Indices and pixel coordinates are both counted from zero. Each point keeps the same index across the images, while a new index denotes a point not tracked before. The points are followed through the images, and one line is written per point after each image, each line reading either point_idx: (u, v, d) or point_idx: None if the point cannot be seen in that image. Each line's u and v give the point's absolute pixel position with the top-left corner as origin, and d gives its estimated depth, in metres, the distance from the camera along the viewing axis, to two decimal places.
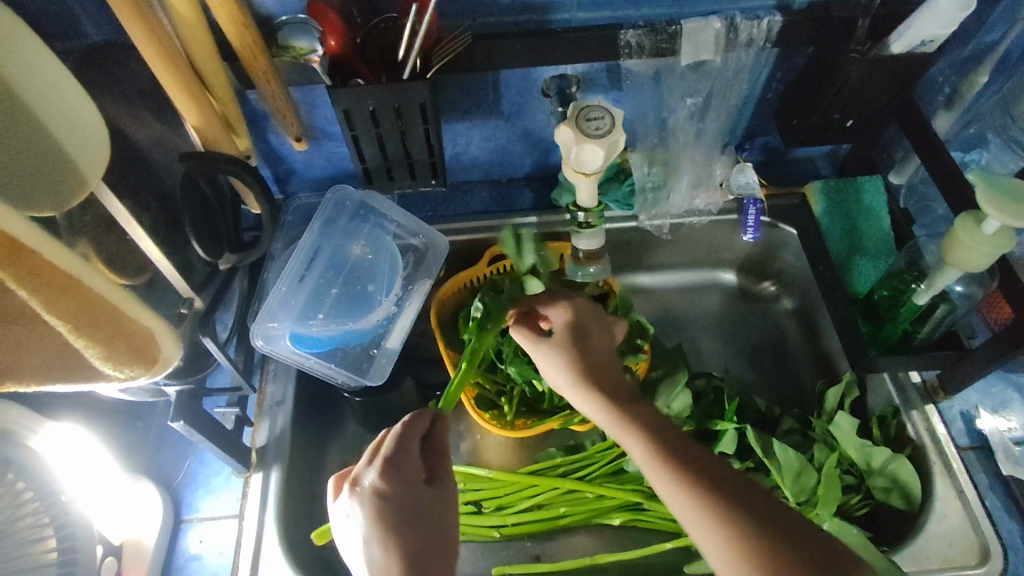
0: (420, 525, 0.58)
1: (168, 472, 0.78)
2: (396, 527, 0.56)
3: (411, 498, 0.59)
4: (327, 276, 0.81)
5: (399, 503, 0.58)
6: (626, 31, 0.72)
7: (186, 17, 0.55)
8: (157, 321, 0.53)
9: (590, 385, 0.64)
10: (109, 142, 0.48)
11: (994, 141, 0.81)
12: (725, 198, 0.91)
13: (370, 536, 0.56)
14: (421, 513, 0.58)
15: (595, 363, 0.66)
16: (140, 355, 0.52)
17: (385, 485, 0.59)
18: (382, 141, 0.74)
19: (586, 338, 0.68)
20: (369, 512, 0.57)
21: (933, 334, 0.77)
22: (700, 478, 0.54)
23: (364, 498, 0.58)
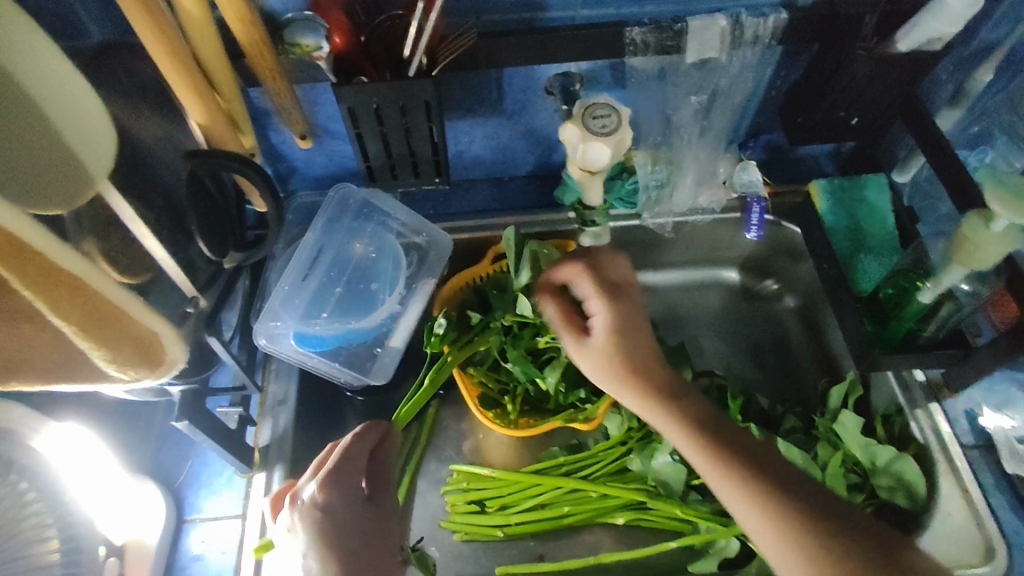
0: (359, 539, 0.62)
1: (169, 472, 0.78)
2: (332, 539, 0.60)
3: (349, 513, 0.63)
4: (330, 274, 0.81)
5: (335, 518, 0.62)
6: (632, 29, 0.72)
7: (191, 13, 0.54)
8: (162, 325, 0.52)
9: (640, 389, 0.64)
10: (117, 144, 0.47)
11: (1001, 139, 0.80)
12: (729, 196, 0.91)
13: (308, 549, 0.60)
14: (358, 523, 0.63)
15: (637, 363, 0.65)
16: (145, 357, 0.52)
17: (324, 499, 0.62)
18: (386, 140, 0.74)
19: (636, 334, 0.66)
20: (308, 526, 0.61)
21: (938, 333, 0.77)
22: (767, 487, 0.57)
23: (303, 511, 0.61)
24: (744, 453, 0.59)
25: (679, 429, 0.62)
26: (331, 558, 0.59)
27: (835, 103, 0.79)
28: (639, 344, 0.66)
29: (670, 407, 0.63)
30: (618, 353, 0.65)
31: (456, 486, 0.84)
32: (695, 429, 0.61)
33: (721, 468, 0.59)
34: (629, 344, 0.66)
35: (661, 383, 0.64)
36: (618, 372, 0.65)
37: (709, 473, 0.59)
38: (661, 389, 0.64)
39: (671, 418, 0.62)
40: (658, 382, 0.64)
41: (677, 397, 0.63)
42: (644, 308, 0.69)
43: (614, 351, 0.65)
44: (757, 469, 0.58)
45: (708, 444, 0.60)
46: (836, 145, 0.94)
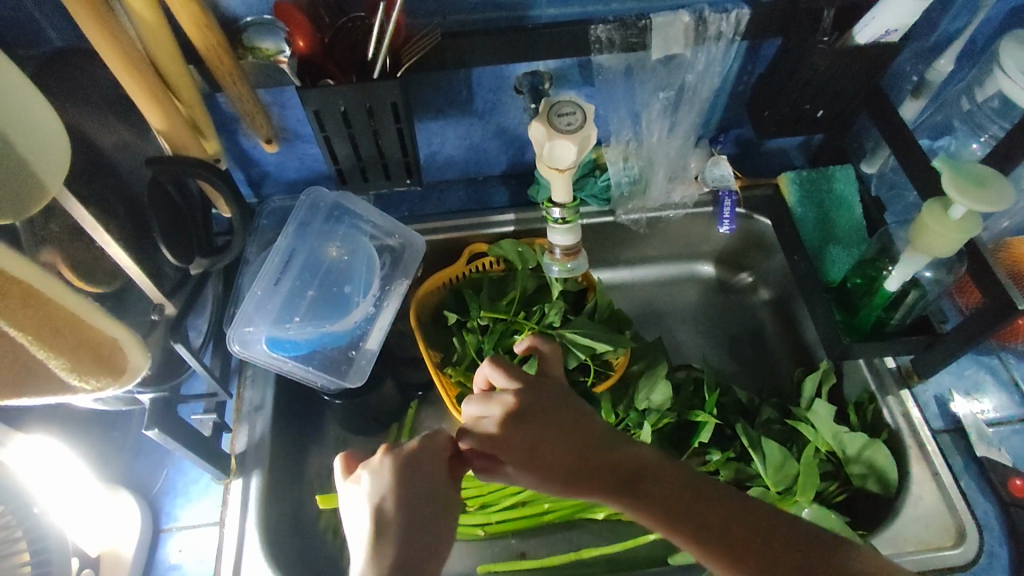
0: (435, 500, 0.55)
1: (146, 481, 0.77)
2: (415, 488, 0.54)
3: (437, 475, 0.56)
4: (303, 278, 0.81)
5: (423, 476, 0.55)
6: (597, 26, 0.73)
7: (146, 19, 0.54)
8: (121, 330, 0.52)
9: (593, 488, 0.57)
10: (70, 150, 0.47)
11: (961, 129, 0.83)
12: (700, 190, 0.91)
13: (390, 491, 0.54)
14: (438, 492, 0.55)
15: (576, 464, 0.57)
16: (108, 365, 0.51)
17: (419, 459, 0.56)
18: (354, 142, 0.74)
19: (547, 448, 0.57)
20: (389, 474, 0.55)
21: (906, 319, 0.78)
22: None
23: (398, 462, 0.56)
24: (724, 524, 0.55)
25: (662, 524, 0.55)
26: (406, 514, 0.53)
27: (800, 95, 0.80)
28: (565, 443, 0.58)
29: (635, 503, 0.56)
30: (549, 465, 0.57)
31: None
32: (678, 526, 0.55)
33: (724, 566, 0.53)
34: (557, 449, 0.57)
35: (614, 478, 0.57)
36: (561, 485, 0.57)
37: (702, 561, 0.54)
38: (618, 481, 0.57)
39: (644, 515, 0.56)
40: (612, 482, 0.57)
41: (638, 491, 0.56)
42: (544, 399, 0.60)
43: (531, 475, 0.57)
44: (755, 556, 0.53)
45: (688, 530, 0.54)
46: (805, 138, 0.95)
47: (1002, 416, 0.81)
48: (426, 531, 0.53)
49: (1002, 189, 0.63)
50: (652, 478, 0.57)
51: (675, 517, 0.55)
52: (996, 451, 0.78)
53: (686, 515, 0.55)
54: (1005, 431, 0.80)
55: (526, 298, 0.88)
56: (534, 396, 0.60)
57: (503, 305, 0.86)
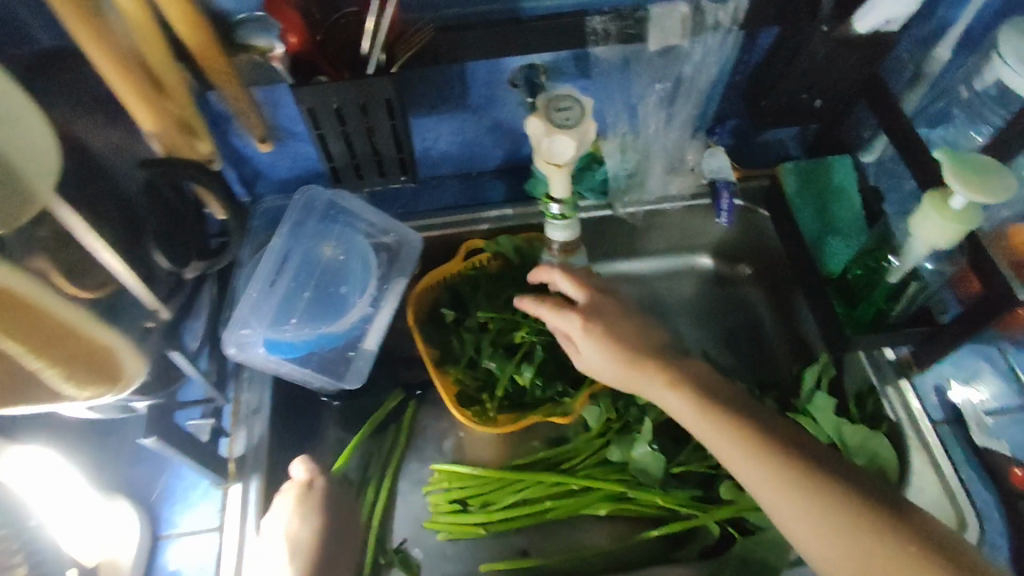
0: (339, 538, 0.75)
1: (143, 488, 0.76)
2: (324, 516, 0.74)
3: (337, 506, 0.76)
4: (298, 279, 0.79)
5: (328, 512, 0.75)
6: (593, 18, 0.71)
7: (132, 15, 0.52)
8: (118, 339, 0.56)
9: (652, 374, 0.70)
10: (58, 154, 0.46)
11: (959, 117, 0.82)
12: (697, 182, 0.91)
13: (301, 522, 0.72)
14: (338, 527, 0.76)
15: (643, 357, 0.71)
16: (100, 373, 0.56)
17: (300, 520, 0.72)
18: (348, 138, 0.72)
19: (619, 338, 0.72)
20: (310, 505, 0.73)
21: (909, 309, 0.77)
22: (795, 467, 0.60)
23: (303, 492, 0.74)
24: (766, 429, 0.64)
25: (714, 415, 0.65)
26: (318, 545, 0.73)
27: (798, 85, 0.79)
28: (629, 338, 0.73)
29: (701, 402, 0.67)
30: (615, 344, 0.71)
31: (438, 486, 0.83)
32: (724, 414, 0.65)
33: (766, 457, 0.61)
34: (625, 342, 0.72)
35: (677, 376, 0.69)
36: (614, 355, 0.71)
37: (729, 448, 0.63)
38: (678, 377, 0.69)
39: (699, 410, 0.66)
40: (676, 374, 0.69)
41: (698, 383, 0.68)
42: (616, 306, 0.75)
43: (604, 353, 0.72)
44: (795, 452, 0.61)
45: (736, 428, 0.64)
46: (802, 128, 0.94)
47: (1000, 405, 0.82)
48: (336, 547, 0.75)
49: (1005, 179, 0.62)
50: (711, 387, 0.68)
51: (725, 416, 0.65)
52: (993, 440, 0.79)
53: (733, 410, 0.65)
54: (1003, 421, 0.81)
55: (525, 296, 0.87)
56: (606, 301, 0.75)
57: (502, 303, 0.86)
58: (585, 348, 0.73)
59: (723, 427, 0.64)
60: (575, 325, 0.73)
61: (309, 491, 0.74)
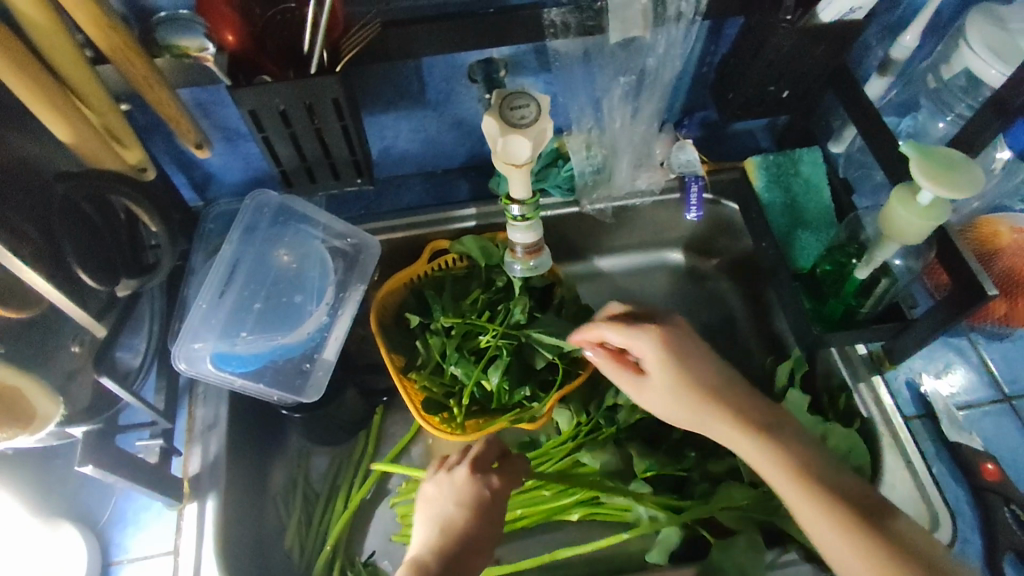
0: (478, 535, 0.65)
1: (93, 511, 0.73)
2: (481, 502, 0.67)
3: (494, 502, 0.68)
4: (250, 288, 0.76)
5: (485, 501, 0.67)
6: (550, 10, 0.68)
7: (37, 20, 0.48)
8: (25, 380, 0.55)
9: (732, 420, 0.64)
10: None
11: (926, 107, 0.81)
12: (666, 176, 0.88)
13: (454, 498, 0.67)
14: (477, 522, 0.66)
15: (720, 399, 0.66)
16: (11, 414, 0.55)
17: (492, 479, 0.69)
18: (296, 141, 0.69)
19: (693, 369, 0.67)
20: (466, 488, 0.67)
21: (877, 308, 0.77)
22: (836, 511, 0.56)
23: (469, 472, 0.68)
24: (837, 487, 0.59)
25: (789, 469, 0.60)
26: (472, 523, 0.65)
27: (764, 76, 0.77)
28: (704, 376, 0.67)
29: (774, 453, 0.61)
30: (694, 381, 0.66)
31: (406, 496, 0.81)
32: (794, 461, 0.60)
33: (840, 519, 0.56)
34: (702, 378, 0.67)
35: (757, 422, 0.64)
36: (689, 395, 0.66)
37: (794, 495, 0.58)
38: (758, 426, 0.64)
39: (775, 462, 0.61)
40: (757, 422, 0.64)
41: (777, 433, 0.63)
42: (693, 339, 0.69)
43: (675, 391, 0.67)
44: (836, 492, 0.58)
45: (811, 485, 0.58)
46: (771, 119, 0.92)
47: (972, 398, 0.81)
48: (478, 534, 0.65)
49: (971, 172, 0.61)
50: (789, 439, 0.63)
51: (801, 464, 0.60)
52: (967, 435, 0.77)
53: (807, 460, 0.60)
54: (975, 413, 0.81)
55: (490, 296, 0.84)
56: (682, 332, 0.69)
57: (466, 305, 0.82)
58: (653, 378, 0.68)
59: (790, 477, 0.59)
60: (650, 351, 0.67)
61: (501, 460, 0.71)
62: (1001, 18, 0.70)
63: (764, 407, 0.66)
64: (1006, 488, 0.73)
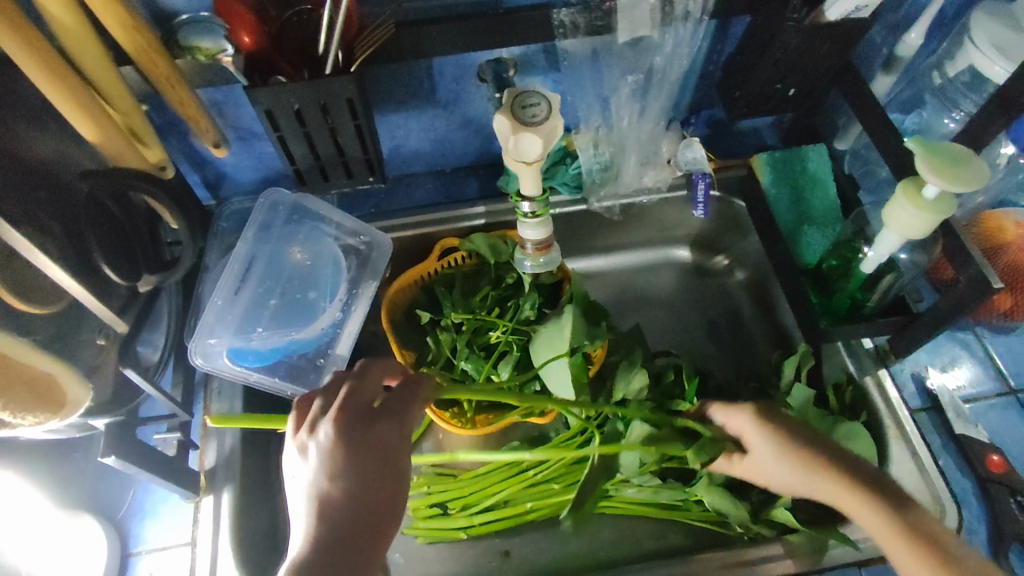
0: (373, 508, 0.50)
1: (111, 503, 0.74)
2: (366, 472, 0.50)
3: (388, 446, 0.53)
4: (264, 285, 0.77)
5: (376, 459, 0.51)
6: (559, 10, 0.70)
7: (66, 22, 0.49)
8: (57, 364, 0.56)
9: (834, 476, 0.59)
10: None
11: (931, 104, 0.82)
12: (674, 174, 0.89)
13: (327, 479, 0.50)
14: (370, 483, 0.50)
15: (819, 455, 0.61)
16: (44, 399, 0.56)
17: (374, 430, 0.52)
18: (310, 140, 0.70)
19: (789, 435, 0.62)
20: (340, 456, 0.50)
21: (883, 301, 0.78)
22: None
23: (338, 435, 0.51)
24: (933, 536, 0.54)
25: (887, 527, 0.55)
26: (354, 504, 0.49)
27: (770, 75, 0.78)
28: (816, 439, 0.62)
29: (872, 506, 0.57)
30: (791, 444, 0.61)
31: (417, 489, 0.82)
32: (894, 514, 0.55)
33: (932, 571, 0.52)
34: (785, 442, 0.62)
35: (862, 482, 0.58)
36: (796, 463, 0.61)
37: (904, 557, 0.54)
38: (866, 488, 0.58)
39: (882, 522, 0.56)
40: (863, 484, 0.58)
41: (884, 489, 0.58)
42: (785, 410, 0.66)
43: (778, 465, 0.63)
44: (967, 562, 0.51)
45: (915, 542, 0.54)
46: (777, 117, 0.93)
47: (977, 391, 0.82)
48: (374, 508, 0.50)
49: (976, 168, 0.62)
50: (890, 491, 0.58)
51: (907, 524, 0.55)
52: (971, 427, 0.78)
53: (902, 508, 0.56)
54: (980, 407, 0.81)
55: (499, 293, 0.85)
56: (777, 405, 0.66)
57: (476, 302, 0.83)
58: (766, 463, 0.64)
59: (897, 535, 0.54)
60: (748, 426, 0.65)
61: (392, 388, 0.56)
62: (1005, 15, 0.71)
63: (860, 465, 0.60)
64: (1011, 479, 0.74)
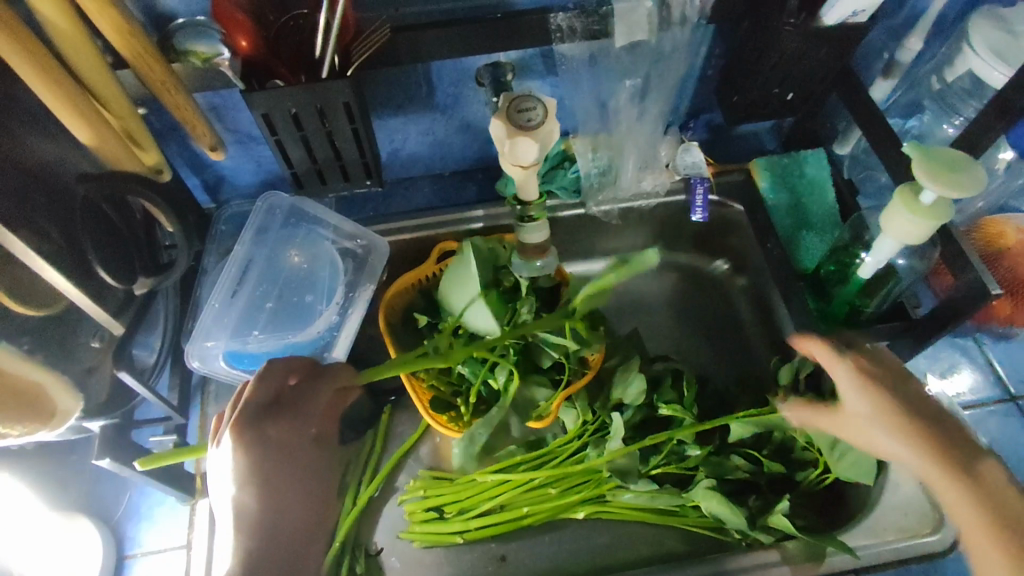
0: (287, 509, 0.58)
1: (108, 506, 0.74)
2: (269, 473, 0.57)
3: (289, 447, 0.60)
4: (262, 288, 0.77)
5: (278, 461, 0.58)
6: (556, 15, 0.70)
7: (62, 27, 0.50)
8: (43, 373, 0.57)
9: (907, 441, 0.57)
10: None
11: (930, 109, 0.82)
12: (672, 178, 0.89)
13: (239, 484, 0.56)
14: (275, 483, 0.58)
15: (935, 421, 0.58)
16: (32, 410, 0.56)
17: (270, 435, 0.59)
18: (308, 144, 0.70)
19: (904, 403, 0.59)
20: (246, 460, 0.57)
21: (882, 306, 0.77)
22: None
23: (241, 441, 0.57)
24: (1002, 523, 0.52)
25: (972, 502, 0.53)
26: (268, 504, 0.57)
27: (769, 79, 0.78)
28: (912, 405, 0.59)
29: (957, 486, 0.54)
30: (888, 406, 0.59)
31: (414, 493, 0.82)
32: (970, 490, 0.53)
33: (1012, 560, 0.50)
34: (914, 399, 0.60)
35: (953, 458, 0.56)
36: (892, 428, 0.58)
37: (968, 523, 0.53)
38: (949, 462, 0.55)
39: (968, 499, 0.53)
40: (958, 460, 0.55)
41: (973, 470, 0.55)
42: (897, 369, 0.63)
43: (870, 417, 0.59)
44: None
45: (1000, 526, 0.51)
46: (776, 121, 0.93)
47: (977, 398, 0.82)
48: (285, 505, 0.58)
49: (973, 173, 0.61)
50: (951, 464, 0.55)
51: (996, 512, 0.52)
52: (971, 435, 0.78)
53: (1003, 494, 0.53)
54: (980, 413, 0.81)
55: None
56: (884, 362, 0.63)
57: (473, 306, 0.82)
58: (862, 419, 0.60)
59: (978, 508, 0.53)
60: (849, 377, 0.61)
61: (286, 389, 0.62)
62: (1003, 20, 0.71)
63: (971, 441, 0.58)
64: None
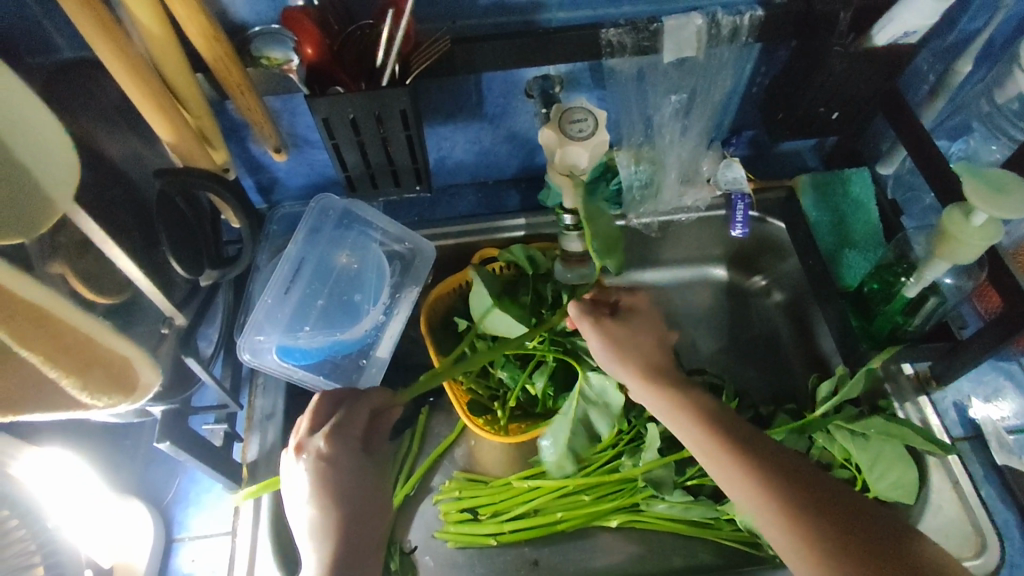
0: (369, 510, 0.61)
1: (159, 490, 0.82)
2: (339, 485, 0.60)
3: (359, 469, 0.62)
4: (312, 286, 0.81)
5: (356, 472, 0.61)
6: (607, 30, 0.71)
7: (153, 30, 0.53)
8: (134, 350, 0.57)
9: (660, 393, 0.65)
10: (68, 186, 0.46)
11: (979, 130, 0.82)
12: (713, 193, 0.89)
13: (314, 500, 0.59)
14: (358, 490, 0.61)
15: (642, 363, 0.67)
16: (119, 383, 0.57)
17: (341, 453, 0.61)
18: (363, 149, 0.73)
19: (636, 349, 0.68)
20: (325, 470, 0.60)
21: (925, 325, 0.78)
22: (819, 499, 0.55)
23: (312, 461, 0.60)
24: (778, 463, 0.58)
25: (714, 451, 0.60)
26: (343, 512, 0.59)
27: (815, 98, 0.78)
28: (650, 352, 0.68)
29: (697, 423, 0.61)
30: (712, 437, 0.60)
31: (449, 494, 0.83)
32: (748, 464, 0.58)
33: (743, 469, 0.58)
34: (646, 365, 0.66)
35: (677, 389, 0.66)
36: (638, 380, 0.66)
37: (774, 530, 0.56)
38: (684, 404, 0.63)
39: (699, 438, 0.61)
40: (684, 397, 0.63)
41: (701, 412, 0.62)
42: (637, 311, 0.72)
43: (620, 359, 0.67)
44: (832, 503, 0.55)
45: (735, 454, 0.59)
46: (820, 139, 0.93)
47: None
48: (366, 524, 0.60)
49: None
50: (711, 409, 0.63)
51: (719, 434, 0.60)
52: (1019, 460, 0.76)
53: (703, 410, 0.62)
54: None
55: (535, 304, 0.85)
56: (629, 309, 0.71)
57: None
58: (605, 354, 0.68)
59: (776, 504, 0.55)
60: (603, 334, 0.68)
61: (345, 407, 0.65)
62: None
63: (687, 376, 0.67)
64: None
